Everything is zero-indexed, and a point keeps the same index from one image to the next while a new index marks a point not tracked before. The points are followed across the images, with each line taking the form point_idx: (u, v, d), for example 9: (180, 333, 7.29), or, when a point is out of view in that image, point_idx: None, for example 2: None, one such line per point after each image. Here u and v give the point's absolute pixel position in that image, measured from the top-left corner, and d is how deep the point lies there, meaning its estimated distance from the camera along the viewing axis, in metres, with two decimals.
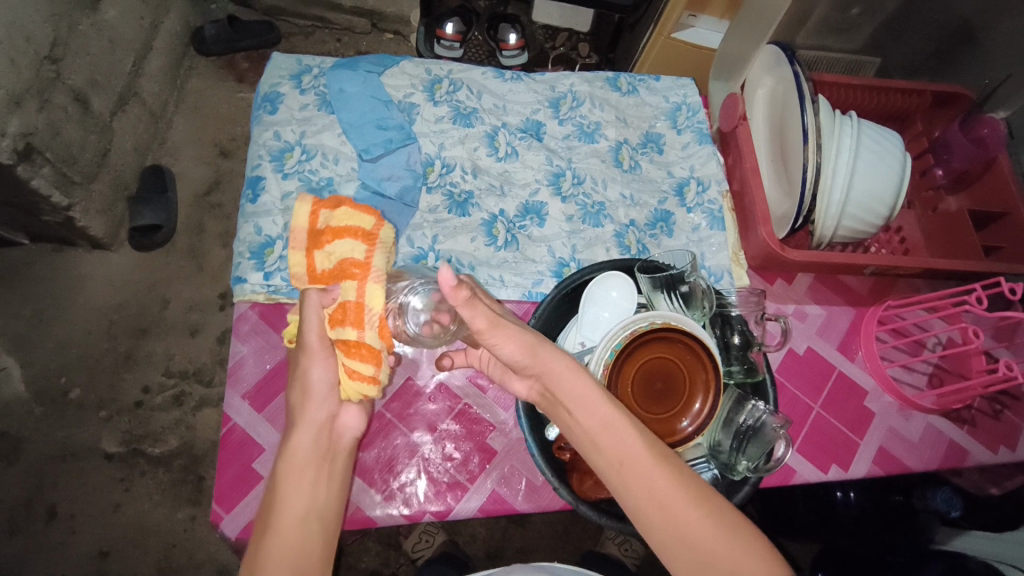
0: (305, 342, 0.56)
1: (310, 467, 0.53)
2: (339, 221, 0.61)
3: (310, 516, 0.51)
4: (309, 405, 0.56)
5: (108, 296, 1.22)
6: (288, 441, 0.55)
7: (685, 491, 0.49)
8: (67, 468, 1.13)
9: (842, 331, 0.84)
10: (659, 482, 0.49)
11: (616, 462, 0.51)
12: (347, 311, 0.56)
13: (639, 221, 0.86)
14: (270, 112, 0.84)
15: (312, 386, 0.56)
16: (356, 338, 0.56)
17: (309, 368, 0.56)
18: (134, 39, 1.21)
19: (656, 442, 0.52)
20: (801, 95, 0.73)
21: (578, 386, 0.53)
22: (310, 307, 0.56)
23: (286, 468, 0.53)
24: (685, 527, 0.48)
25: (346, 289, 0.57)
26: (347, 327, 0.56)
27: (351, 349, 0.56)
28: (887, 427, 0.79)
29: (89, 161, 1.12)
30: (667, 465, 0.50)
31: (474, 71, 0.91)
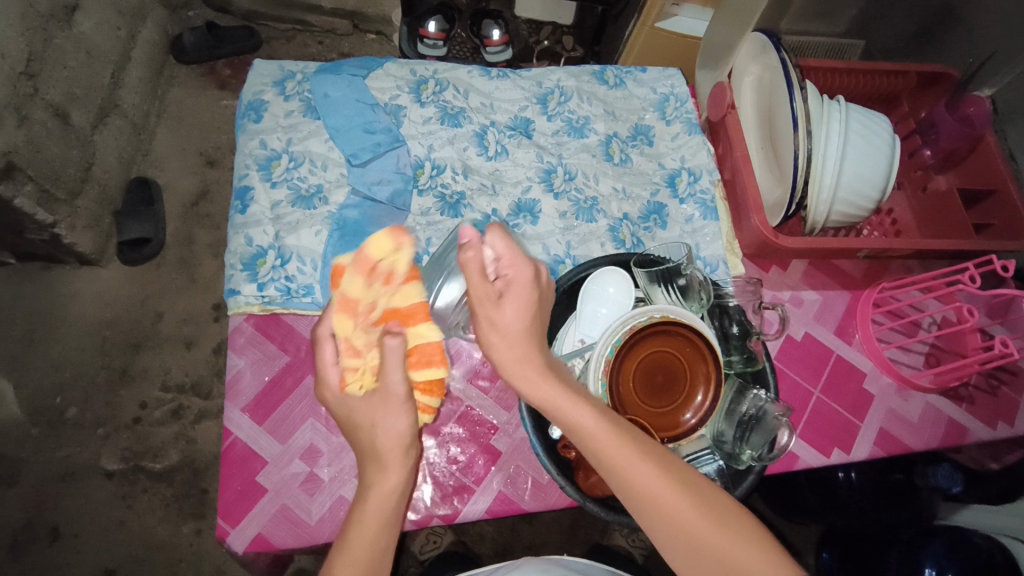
0: (392, 389, 0.55)
1: (393, 503, 0.55)
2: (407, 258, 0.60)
3: (385, 539, 0.54)
4: (389, 454, 0.55)
5: (99, 312, 1.21)
6: (374, 482, 0.56)
7: (664, 477, 0.51)
8: (68, 488, 1.11)
9: (838, 315, 0.84)
10: (643, 474, 0.51)
11: (601, 454, 0.52)
12: (433, 356, 0.59)
13: (632, 214, 0.86)
14: (255, 120, 0.83)
15: (390, 441, 0.55)
16: (438, 377, 0.60)
17: (387, 418, 0.56)
18: (111, 51, 1.18)
19: (631, 433, 0.54)
20: (789, 82, 0.73)
21: (549, 391, 0.55)
22: (394, 357, 0.54)
23: (376, 511, 0.54)
24: (670, 513, 0.51)
25: (417, 333, 0.59)
26: (433, 367, 0.59)
27: (430, 387, 0.60)
28: (886, 408, 0.80)
29: (72, 176, 1.11)
30: (648, 455, 0.52)
31: (460, 70, 0.90)
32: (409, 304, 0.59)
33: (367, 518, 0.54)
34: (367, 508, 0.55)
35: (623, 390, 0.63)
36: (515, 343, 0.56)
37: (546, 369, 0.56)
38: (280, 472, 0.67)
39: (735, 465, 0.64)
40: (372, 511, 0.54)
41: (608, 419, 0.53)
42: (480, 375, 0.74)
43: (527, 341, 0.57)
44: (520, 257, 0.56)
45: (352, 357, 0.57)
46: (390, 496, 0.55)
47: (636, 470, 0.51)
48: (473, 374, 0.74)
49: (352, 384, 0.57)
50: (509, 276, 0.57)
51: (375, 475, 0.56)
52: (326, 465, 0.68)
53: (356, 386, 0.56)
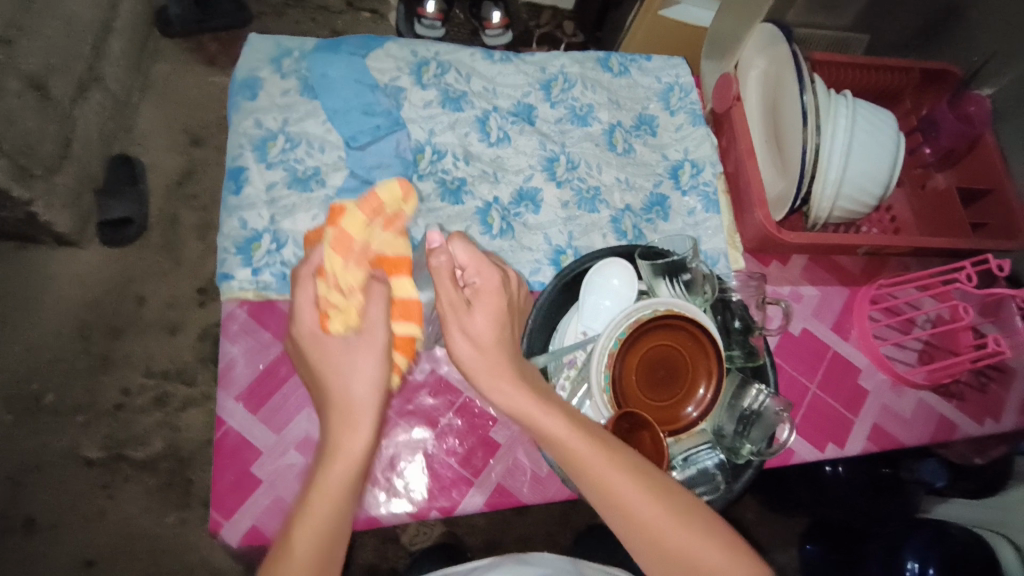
0: (376, 336, 0.51)
1: (344, 493, 0.48)
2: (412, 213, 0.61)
3: (345, 515, 0.48)
4: (359, 411, 0.49)
5: (80, 294, 1.17)
6: (341, 441, 0.49)
7: (634, 480, 0.49)
8: (47, 475, 1.09)
9: (835, 311, 0.85)
10: (621, 481, 0.49)
11: (577, 457, 0.50)
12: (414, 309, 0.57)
13: (635, 205, 0.85)
14: (250, 98, 0.80)
15: (357, 396, 0.49)
16: (412, 336, 0.57)
17: (351, 379, 0.50)
18: (92, 21, 1.13)
19: (608, 439, 0.52)
20: (799, 75, 0.73)
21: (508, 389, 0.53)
22: (378, 298, 0.52)
23: (342, 473, 0.48)
24: (646, 523, 0.49)
25: (399, 285, 0.57)
26: (409, 324, 0.57)
27: (403, 344, 0.57)
28: (880, 403, 0.81)
29: (49, 153, 1.07)
30: (627, 461, 0.50)
31: (462, 52, 0.88)
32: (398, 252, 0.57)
33: (328, 487, 0.47)
34: (332, 472, 0.48)
35: (625, 384, 0.62)
36: (489, 349, 0.53)
37: (510, 364, 0.54)
38: (275, 463, 0.66)
39: (735, 459, 0.65)
40: (336, 478, 0.48)
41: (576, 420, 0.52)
42: None
43: (498, 350, 0.54)
44: (487, 263, 0.55)
45: (335, 294, 0.52)
46: (354, 463, 0.49)
47: (610, 476, 0.49)
48: None
49: (334, 321, 0.51)
50: (476, 284, 0.55)
51: (339, 431, 0.49)
52: None
53: (338, 324, 0.51)
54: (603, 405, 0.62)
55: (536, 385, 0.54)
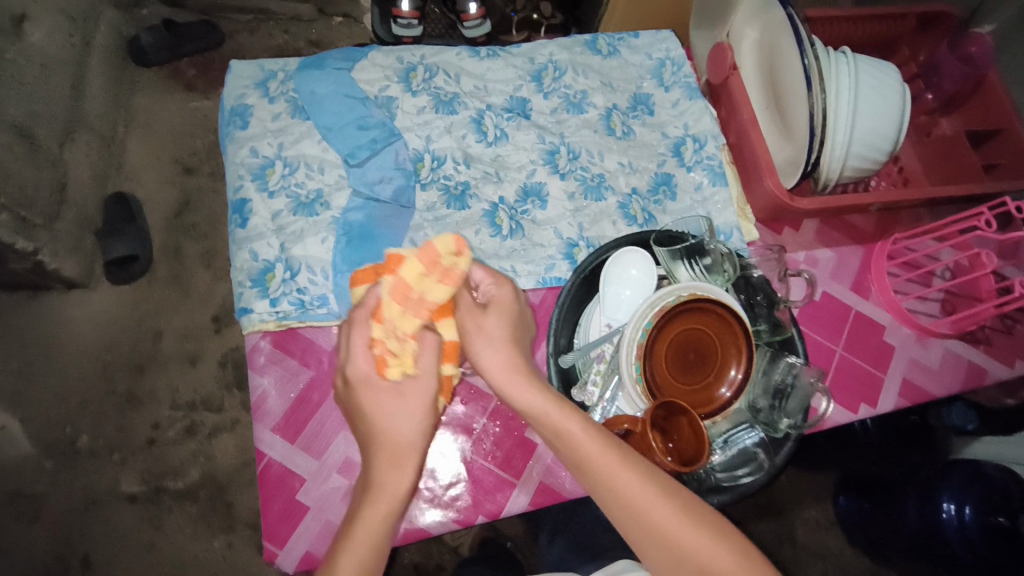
0: (424, 381, 0.53)
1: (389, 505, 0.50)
2: None
3: (384, 534, 0.50)
4: (408, 450, 0.51)
5: (96, 337, 1.18)
6: (380, 473, 0.51)
7: (635, 471, 0.50)
8: (91, 517, 1.10)
9: (853, 270, 0.84)
10: (631, 484, 0.50)
11: (585, 461, 0.51)
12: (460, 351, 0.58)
13: (641, 188, 0.84)
14: (242, 127, 0.80)
15: (406, 437, 0.51)
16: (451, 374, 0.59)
17: (408, 410, 0.52)
18: (67, 61, 1.12)
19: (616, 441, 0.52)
20: (798, 37, 0.71)
21: (517, 383, 0.54)
22: (429, 349, 0.54)
23: (382, 503, 0.50)
24: (663, 528, 0.49)
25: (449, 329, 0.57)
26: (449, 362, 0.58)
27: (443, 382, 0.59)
28: (908, 358, 0.80)
29: (47, 200, 1.07)
30: (637, 463, 0.51)
31: (448, 52, 0.87)
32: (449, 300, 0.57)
33: (377, 508, 0.49)
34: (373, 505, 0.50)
35: (656, 371, 0.62)
36: (502, 349, 0.56)
37: (511, 345, 0.56)
38: (320, 489, 0.66)
39: (773, 433, 0.64)
40: (382, 508, 0.49)
41: (574, 410, 0.53)
42: None
43: (512, 352, 0.56)
44: (499, 276, 0.60)
45: (390, 343, 0.53)
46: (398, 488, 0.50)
47: (609, 467, 0.50)
48: None
49: (391, 369, 0.52)
50: (489, 294, 0.59)
51: (383, 470, 0.51)
52: None
53: (395, 371, 0.52)
54: (637, 397, 0.62)
55: (540, 375, 0.56)
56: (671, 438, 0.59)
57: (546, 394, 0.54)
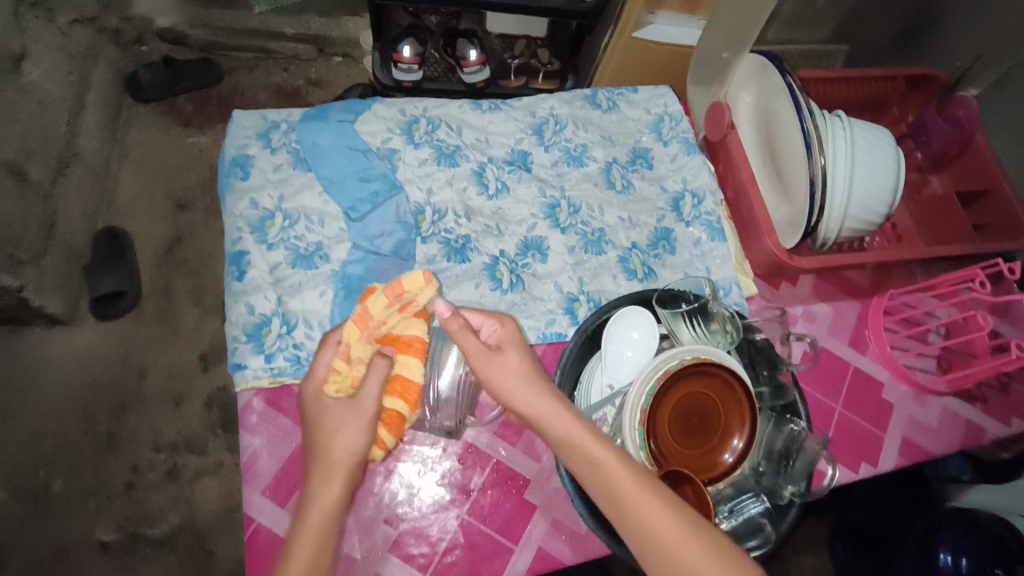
0: (360, 402, 0.54)
1: (331, 527, 0.51)
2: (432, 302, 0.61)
3: (326, 558, 0.50)
4: (341, 470, 0.52)
5: (78, 375, 1.14)
6: (316, 494, 0.51)
7: (671, 512, 0.49)
8: (61, 568, 1.04)
9: (850, 325, 0.85)
10: (657, 514, 0.49)
11: (615, 491, 0.51)
12: (410, 391, 0.56)
13: (641, 242, 0.85)
14: (243, 177, 0.79)
15: (340, 453, 0.53)
16: (401, 414, 0.56)
17: (344, 426, 0.53)
18: (65, 97, 1.13)
19: (649, 475, 0.52)
20: (796, 104, 0.73)
21: (553, 415, 0.54)
22: (378, 374, 0.55)
23: (316, 524, 0.50)
24: (690, 564, 0.47)
25: (406, 364, 0.56)
26: (397, 400, 0.56)
27: (389, 421, 0.56)
28: (907, 416, 0.80)
29: (35, 236, 1.06)
30: (665, 495, 0.50)
31: (450, 105, 0.88)
32: (411, 335, 0.57)
33: (310, 530, 0.50)
34: (307, 520, 0.51)
35: (660, 438, 0.61)
36: (524, 385, 0.55)
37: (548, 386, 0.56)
38: None
39: (778, 501, 0.64)
40: (312, 526, 0.50)
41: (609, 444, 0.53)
42: (506, 427, 0.72)
43: (539, 383, 0.55)
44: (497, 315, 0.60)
45: (342, 360, 0.56)
46: (330, 509, 0.51)
47: (642, 503, 0.49)
48: (498, 427, 0.72)
49: (331, 384, 0.55)
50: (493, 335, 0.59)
51: (318, 486, 0.52)
52: (357, 542, 0.65)
53: (334, 388, 0.55)
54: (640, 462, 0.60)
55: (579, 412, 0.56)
56: None
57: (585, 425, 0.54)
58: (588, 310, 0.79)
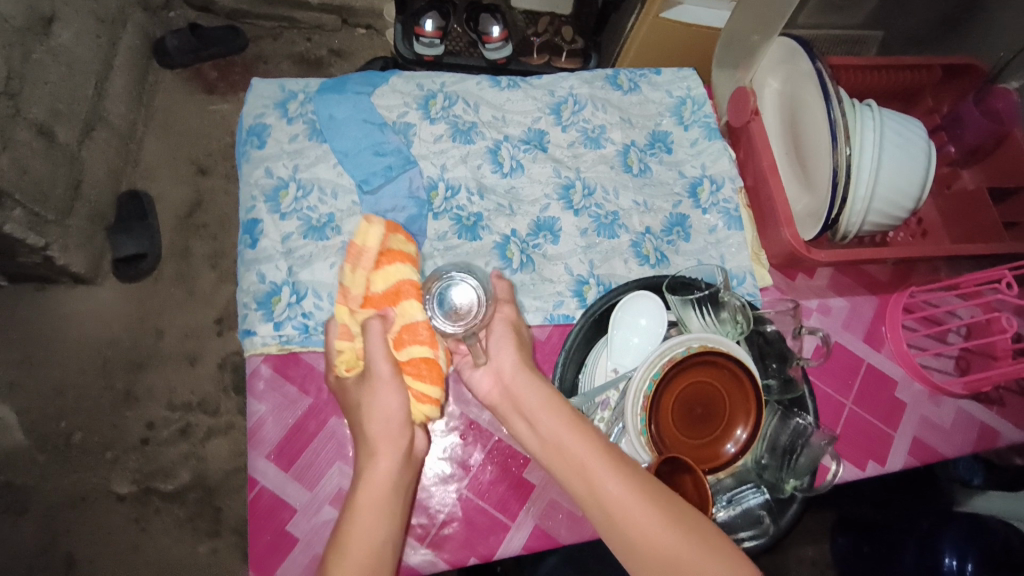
0: (374, 372, 0.56)
1: (390, 492, 0.54)
2: (395, 245, 0.64)
3: (385, 529, 0.53)
4: (381, 441, 0.55)
5: (98, 332, 1.18)
6: (364, 469, 0.55)
7: (638, 491, 0.50)
8: (79, 514, 1.09)
9: (866, 321, 0.83)
10: (615, 493, 0.51)
11: (577, 465, 0.53)
12: (419, 331, 0.60)
13: (655, 228, 0.83)
14: (259, 146, 0.80)
15: (383, 418, 0.56)
16: (426, 356, 0.60)
17: (376, 397, 0.56)
18: (93, 61, 1.14)
19: (615, 449, 0.54)
20: (823, 90, 0.71)
21: (535, 387, 0.58)
22: (375, 336, 0.57)
23: (369, 495, 0.53)
24: (652, 543, 0.49)
25: (405, 311, 0.60)
26: (418, 346, 0.60)
27: (418, 369, 0.60)
28: (919, 416, 0.79)
29: (62, 196, 1.08)
30: (627, 473, 0.51)
31: (469, 81, 0.87)
32: (397, 283, 0.61)
33: (367, 504, 0.53)
34: (360, 495, 0.53)
35: (663, 426, 0.61)
36: (514, 353, 0.62)
37: (535, 373, 0.60)
38: (311, 521, 0.65)
39: (778, 494, 0.63)
40: (367, 500, 0.53)
41: (584, 426, 0.55)
42: None
43: (519, 358, 0.61)
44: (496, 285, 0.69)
45: (343, 339, 0.60)
46: (381, 482, 0.54)
47: (608, 485, 0.51)
48: None
49: (341, 365, 0.60)
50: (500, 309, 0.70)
51: (367, 462, 0.55)
52: None
53: (343, 367, 0.60)
54: (641, 447, 0.61)
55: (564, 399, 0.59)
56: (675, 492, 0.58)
57: (567, 410, 0.56)
58: (597, 294, 0.79)
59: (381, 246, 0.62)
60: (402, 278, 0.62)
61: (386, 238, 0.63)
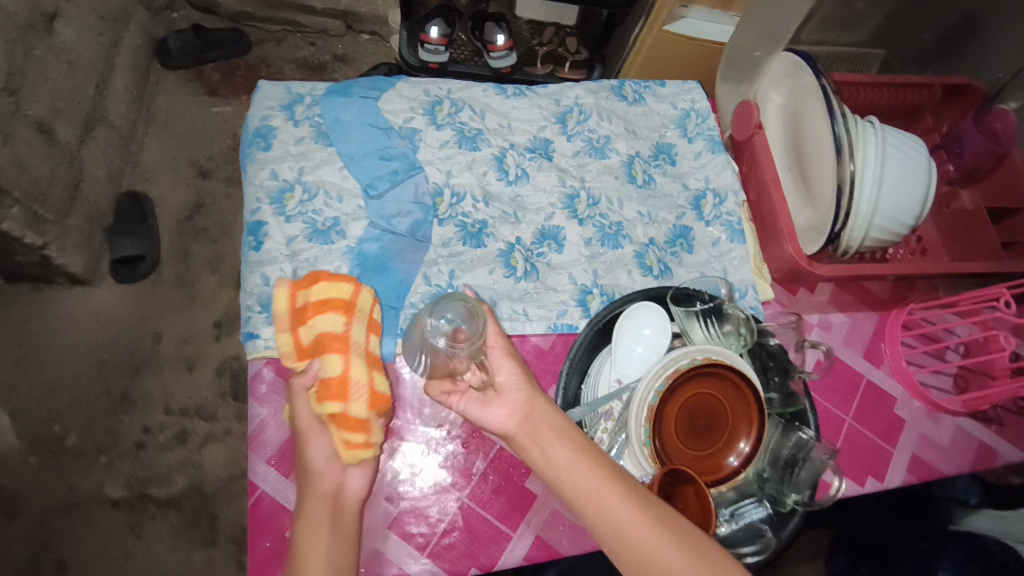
0: (298, 425, 0.62)
1: (329, 529, 0.56)
2: (320, 296, 0.65)
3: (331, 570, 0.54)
4: (318, 480, 0.59)
5: (95, 334, 1.16)
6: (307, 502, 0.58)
7: (650, 517, 0.51)
8: (72, 519, 1.07)
9: (866, 337, 0.83)
10: (628, 518, 0.51)
11: (590, 493, 0.53)
12: (331, 386, 0.61)
13: (658, 239, 0.84)
14: (264, 148, 0.79)
15: (314, 464, 0.60)
16: (342, 411, 0.60)
17: (309, 446, 0.61)
18: (94, 59, 1.14)
19: (626, 475, 0.54)
20: (829, 107, 0.71)
21: (539, 410, 0.58)
22: (296, 395, 0.62)
23: (309, 530, 0.56)
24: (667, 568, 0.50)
25: (326, 363, 0.62)
26: (332, 400, 0.61)
27: (340, 422, 0.60)
28: (918, 433, 0.79)
29: (61, 195, 1.07)
30: (639, 500, 0.52)
31: (475, 89, 0.87)
32: (320, 336, 0.63)
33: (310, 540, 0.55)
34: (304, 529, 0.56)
35: (665, 438, 0.61)
36: (522, 385, 0.60)
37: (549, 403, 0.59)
38: None
39: (780, 508, 0.63)
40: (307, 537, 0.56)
41: (595, 455, 0.56)
42: None
43: (529, 390, 0.59)
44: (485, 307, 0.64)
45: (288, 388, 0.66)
46: (319, 517, 0.57)
47: (619, 512, 0.52)
48: None
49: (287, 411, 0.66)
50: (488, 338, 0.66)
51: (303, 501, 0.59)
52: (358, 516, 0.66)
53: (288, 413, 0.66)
54: (644, 459, 0.61)
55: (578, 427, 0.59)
56: (677, 504, 0.58)
57: (579, 441, 0.56)
58: (601, 303, 0.79)
59: (306, 303, 0.65)
60: (322, 333, 0.63)
61: (310, 293, 0.66)
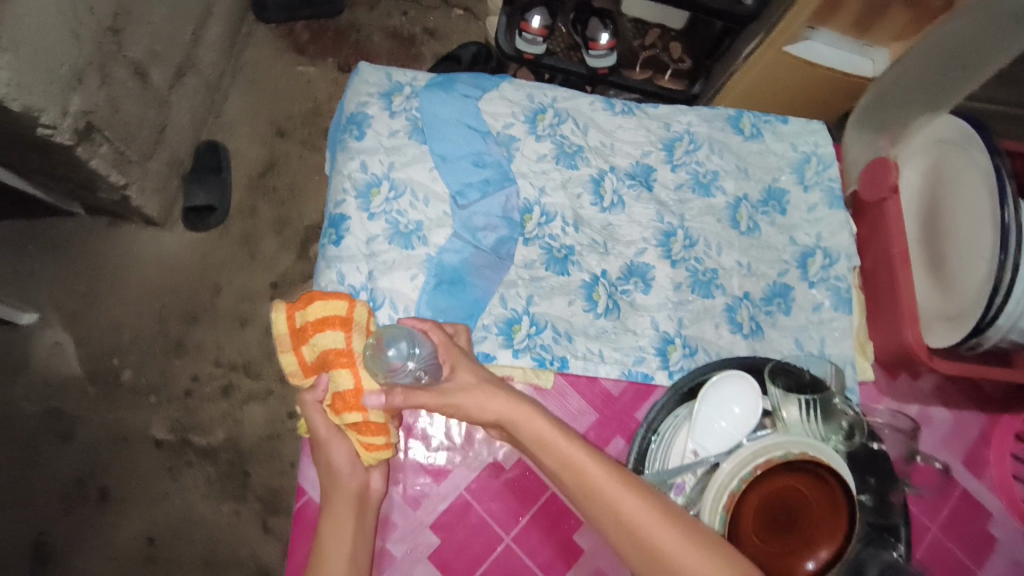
0: (318, 437, 0.60)
1: (350, 536, 0.58)
2: (316, 313, 0.61)
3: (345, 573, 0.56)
4: (343, 488, 0.59)
5: (160, 277, 1.19)
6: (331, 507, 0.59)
7: (651, 505, 0.52)
8: (118, 451, 1.11)
9: (970, 441, 0.75)
10: (636, 508, 0.52)
11: (590, 488, 0.54)
12: (348, 398, 0.59)
13: (754, 294, 0.77)
14: (357, 137, 0.76)
15: (337, 472, 0.59)
16: (361, 419, 0.59)
17: (329, 456, 0.60)
18: (195, 5, 1.12)
19: (624, 470, 0.55)
20: (1000, 188, 0.62)
21: (517, 410, 0.59)
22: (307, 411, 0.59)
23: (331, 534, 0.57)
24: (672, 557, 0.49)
25: (336, 377, 0.59)
26: (353, 411, 0.59)
27: (363, 429, 0.59)
28: (1011, 557, 0.71)
29: (146, 138, 1.07)
30: (638, 490, 0.53)
31: (581, 100, 0.81)
32: (323, 352, 0.60)
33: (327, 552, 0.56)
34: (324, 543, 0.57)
35: (740, 524, 0.54)
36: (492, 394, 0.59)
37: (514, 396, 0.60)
38: None
39: None
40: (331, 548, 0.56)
41: (594, 452, 0.56)
42: None
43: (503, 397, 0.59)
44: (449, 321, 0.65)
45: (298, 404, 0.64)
46: (344, 528, 0.57)
47: (626, 502, 0.52)
48: None
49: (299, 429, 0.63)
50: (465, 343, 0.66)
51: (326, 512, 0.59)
52: (399, 541, 0.64)
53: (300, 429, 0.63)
54: None
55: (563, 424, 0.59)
56: None
57: (569, 441, 0.57)
58: (682, 356, 0.73)
59: (304, 320, 0.62)
60: (325, 350, 0.60)
61: (307, 311, 0.61)
